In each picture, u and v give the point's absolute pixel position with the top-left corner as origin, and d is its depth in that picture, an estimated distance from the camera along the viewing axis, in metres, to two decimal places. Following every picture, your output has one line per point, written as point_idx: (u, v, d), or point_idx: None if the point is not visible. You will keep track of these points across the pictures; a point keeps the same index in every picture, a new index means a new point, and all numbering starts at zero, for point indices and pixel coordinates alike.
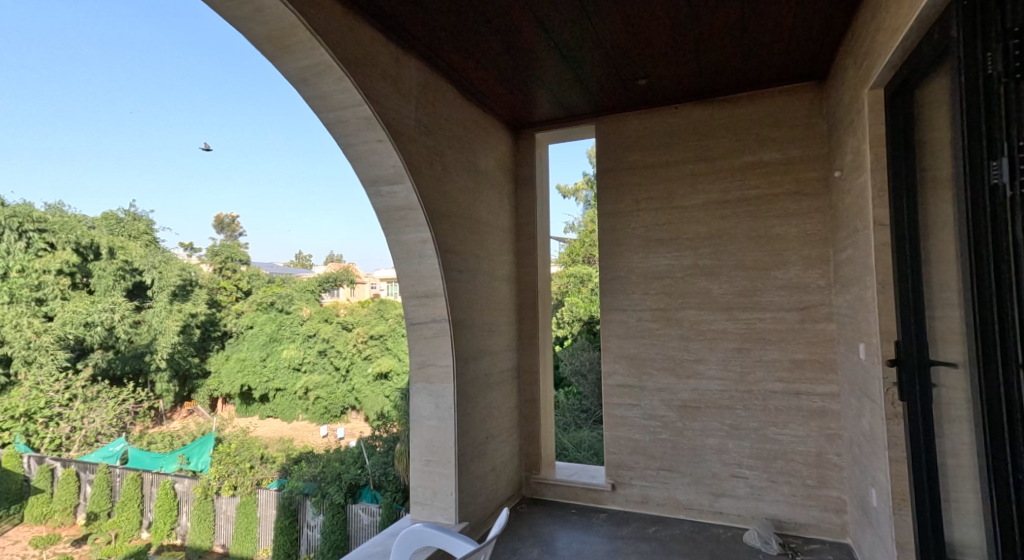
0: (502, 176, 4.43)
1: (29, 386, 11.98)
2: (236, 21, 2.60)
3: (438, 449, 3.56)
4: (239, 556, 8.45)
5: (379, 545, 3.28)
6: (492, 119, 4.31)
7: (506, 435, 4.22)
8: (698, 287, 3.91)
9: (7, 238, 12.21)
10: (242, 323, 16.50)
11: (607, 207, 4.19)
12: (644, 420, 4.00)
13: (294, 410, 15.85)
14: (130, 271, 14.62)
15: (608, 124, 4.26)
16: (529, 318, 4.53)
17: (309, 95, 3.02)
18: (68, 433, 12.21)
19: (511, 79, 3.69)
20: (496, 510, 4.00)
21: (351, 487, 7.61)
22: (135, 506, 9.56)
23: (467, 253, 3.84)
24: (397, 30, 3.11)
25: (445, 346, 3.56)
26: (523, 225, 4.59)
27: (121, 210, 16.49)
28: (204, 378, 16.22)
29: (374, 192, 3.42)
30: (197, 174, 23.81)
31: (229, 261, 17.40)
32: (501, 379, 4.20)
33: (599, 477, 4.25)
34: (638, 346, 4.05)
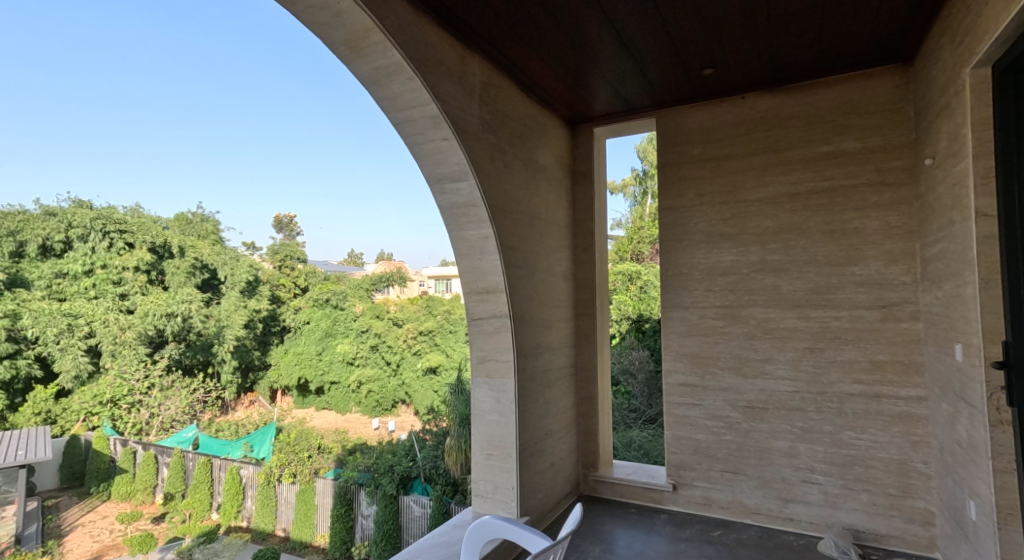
0: (560, 173, 4.39)
1: (114, 375, 12.79)
2: (314, 27, 2.71)
3: (499, 443, 3.58)
4: (299, 542, 8.82)
5: (443, 535, 3.35)
6: (551, 115, 4.27)
7: (564, 431, 4.21)
8: (766, 283, 3.75)
9: (93, 239, 13.70)
10: (300, 318, 17.24)
11: (668, 201, 4.09)
12: (708, 421, 3.88)
13: (347, 402, 16.32)
14: (202, 268, 15.45)
15: (669, 117, 4.15)
16: (586, 315, 4.47)
17: (379, 95, 3.11)
18: (147, 419, 13.07)
19: (572, 73, 3.64)
20: (555, 506, 3.99)
21: (402, 479, 7.75)
22: (205, 488, 10.06)
23: (527, 250, 3.83)
24: (462, 29, 3.12)
25: (506, 341, 3.58)
26: (579, 222, 4.54)
27: (190, 212, 17.53)
28: (265, 370, 16.95)
29: (438, 189, 3.47)
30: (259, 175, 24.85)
31: (288, 259, 18.02)
32: (559, 376, 4.19)
33: (659, 476, 4.16)
34: (700, 344, 3.93)
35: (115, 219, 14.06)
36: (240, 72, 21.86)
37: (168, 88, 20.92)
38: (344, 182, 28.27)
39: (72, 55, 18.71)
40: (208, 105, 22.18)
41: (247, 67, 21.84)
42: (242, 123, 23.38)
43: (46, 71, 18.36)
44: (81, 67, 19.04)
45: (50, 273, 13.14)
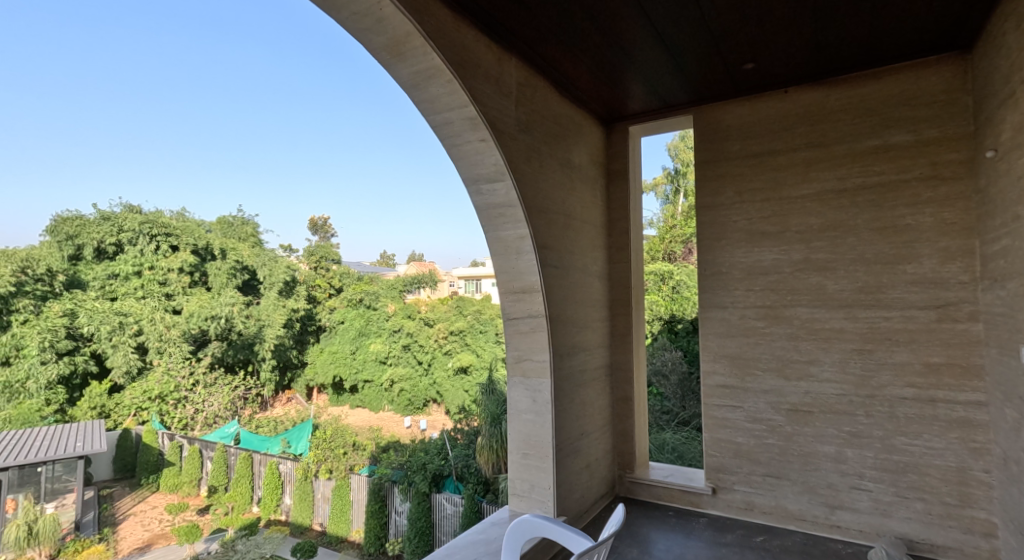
0: (595, 172, 4.35)
1: (162, 371, 13.23)
2: (357, 33, 2.77)
3: (535, 443, 3.57)
4: (335, 536, 8.98)
5: (480, 533, 3.37)
6: (586, 114, 4.24)
7: (599, 432, 4.17)
8: (811, 283, 3.64)
9: (141, 242, 14.45)
10: (334, 318, 17.67)
11: (706, 199, 4.01)
12: (749, 423, 3.78)
13: (381, 400, 16.53)
14: (242, 269, 16.12)
15: (706, 114, 4.07)
16: (621, 315, 4.42)
17: (419, 98, 3.14)
18: (192, 415, 13.33)
19: (608, 71, 3.60)
20: (591, 508, 3.96)
21: (435, 477, 7.80)
22: (247, 482, 10.38)
23: (562, 249, 3.81)
24: (499, 31, 3.13)
25: (542, 341, 3.57)
26: (614, 221, 4.49)
27: (230, 215, 18.07)
28: (301, 368, 17.39)
29: (475, 190, 3.48)
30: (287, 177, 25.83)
31: (323, 261, 18.53)
32: (594, 376, 4.16)
33: (697, 480, 4.09)
34: (741, 345, 3.84)
35: (161, 223, 14.76)
36: (278, 78, 22.26)
37: (217, 91, 21.43)
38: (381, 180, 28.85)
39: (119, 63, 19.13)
40: (250, 109, 22.82)
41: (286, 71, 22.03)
42: (278, 128, 24.04)
43: (95, 77, 19.01)
44: (136, 76, 19.63)
45: (103, 275, 13.97)
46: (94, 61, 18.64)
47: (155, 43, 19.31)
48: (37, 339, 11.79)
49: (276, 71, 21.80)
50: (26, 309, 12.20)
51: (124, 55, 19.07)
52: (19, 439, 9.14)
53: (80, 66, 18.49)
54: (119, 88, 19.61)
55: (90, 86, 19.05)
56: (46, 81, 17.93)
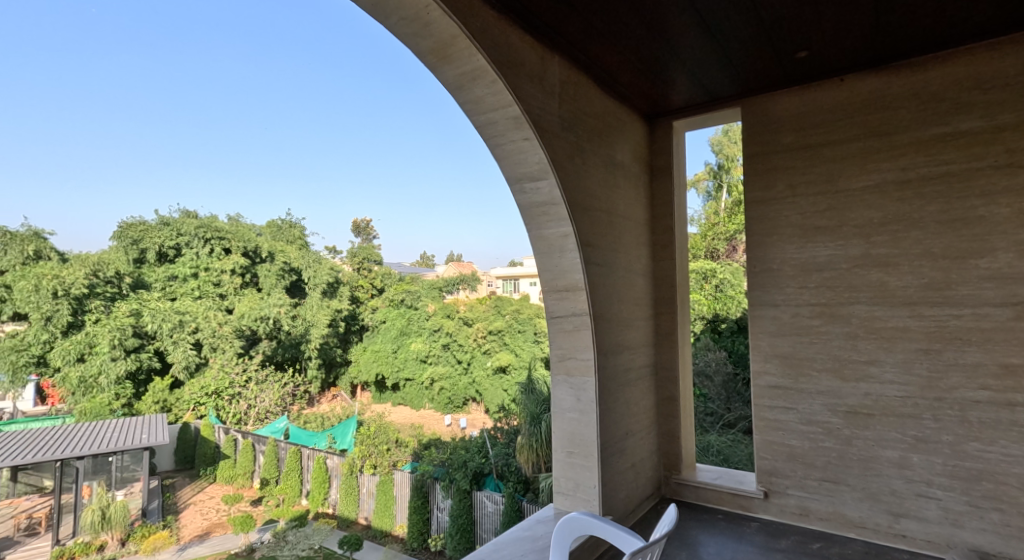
0: (639, 168, 4.28)
1: (217, 368, 13.71)
2: (405, 37, 2.80)
3: (580, 441, 3.54)
4: (381, 530, 9.16)
5: (526, 530, 3.37)
6: (629, 111, 4.18)
7: (644, 433, 4.09)
8: (871, 279, 3.47)
9: (196, 246, 15.22)
10: (377, 317, 18.21)
11: (757, 194, 3.88)
12: (803, 426, 3.63)
13: (421, 399, 16.82)
14: (289, 271, 16.71)
15: (755, 105, 3.93)
16: (666, 314, 4.33)
17: (463, 100, 3.15)
18: (246, 409, 13.74)
19: (654, 66, 3.53)
20: (637, 508, 3.90)
21: (475, 474, 7.83)
22: (296, 476, 10.64)
23: (606, 247, 3.76)
24: (542, 30, 3.13)
25: (586, 340, 3.53)
26: (659, 218, 4.40)
27: (280, 218, 18.77)
28: (346, 366, 17.90)
29: (518, 189, 3.48)
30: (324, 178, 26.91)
31: (365, 261, 19.23)
32: (639, 376, 4.08)
33: (747, 483, 3.97)
34: (794, 344, 3.70)
35: (214, 228, 15.50)
36: (331, 99, 22.63)
37: (268, 100, 21.85)
38: (421, 175, 29.50)
39: (186, 91, 19.72)
40: (297, 116, 23.32)
41: (337, 91, 21.97)
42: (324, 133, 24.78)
43: (154, 100, 19.50)
44: (192, 95, 19.96)
45: (164, 277, 14.70)
46: (155, 86, 18.98)
47: (226, 74, 19.69)
48: (108, 337, 12.41)
49: (326, 89, 21.70)
50: (97, 309, 12.95)
51: (184, 82, 19.26)
52: (87, 430, 9.71)
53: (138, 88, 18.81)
54: (179, 109, 20.32)
55: (149, 106, 19.58)
56: (109, 99, 18.65)
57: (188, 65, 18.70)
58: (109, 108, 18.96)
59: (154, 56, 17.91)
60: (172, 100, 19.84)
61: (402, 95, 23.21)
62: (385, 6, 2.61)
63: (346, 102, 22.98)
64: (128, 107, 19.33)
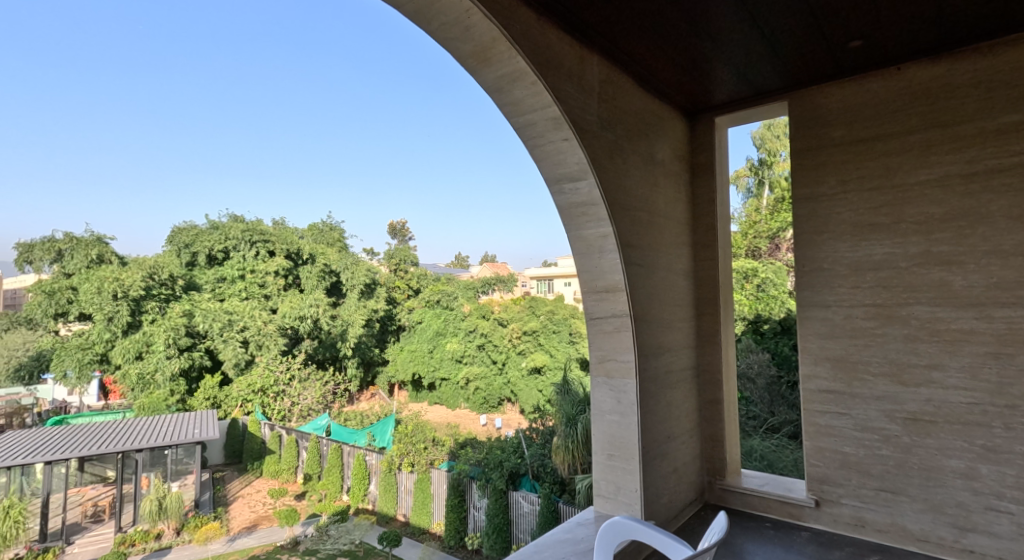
0: (679, 167, 4.17)
1: (263, 366, 13.96)
2: (445, 42, 2.81)
3: (620, 444, 3.48)
4: (418, 528, 9.26)
5: (567, 532, 3.33)
6: (670, 108, 4.09)
7: (687, 436, 4.00)
8: (931, 278, 3.29)
9: (243, 248, 15.73)
10: (413, 318, 18.52)
11: (805, 191, 3.74)
12: (857, 432, 3.48)
13: (457, 398, 17.00)
14: (329, 272, 17.09)
15: (804, 99, 3.79)
16: (708, 315, 4.21)
17: (502, 102, 3.14)
18: (289, 406, 14.06)
19: (698, 61, 3.44)
20: (680, 513, 3.81)
21: (511, 475, 7.83)
22: (337, 472, 10.88)
23: (646, 247, 3.69)
24: (583, 29, 3.09)
25: (627, 341, 3.47)
26: (700, 217, 4.29)
27: (321, 221, 19.30)
28: (384, 365, 18.23)
29: (557, 190, 3.44)
30: (361, 181, 27.54)
31: (403, 263, 19.58)
32: (681, 378, 3.98)
33: (797, 490, 3.83)
34: (846, 347, 3.54)
35: (259, 231, 15.99)
36: (370, 107, 22.99)
37: (308, 111, 22.44)
38: (456, 177, 29.83)
39: (234, 102, 20.54)
40: (336, 124, 23.87)
41: (375, 100, 22.34)
42: (361, 141, 25.41)
43: (204, 114, 20.41)
44: (239, 104, 20.70)
45: (214, 279, 15.41)
46: (203, 101, 19.73)
47: (271, 86, 20.40)
48: (163, 336, 12.92)
49: (365, 99, 22.05)
50: (153, 310, 13.56)
51: (230, 93, 19.99)
52: (145, 424, 10.16)
53: (189, 104, 19.68)
54: (224, 118, 21.06)
55: (196, 117, 20.39)
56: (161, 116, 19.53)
57: (236, 79, 19.44)
58: (163, 124, 19.88)
59: (206, 73, 18.65)
60: (221, 112, 20.69)
61: (439, 101, 23.42)
62: (426, 12, 2.62)
63: (383, 110, 23.38)
64: (181, 122, 20.26)
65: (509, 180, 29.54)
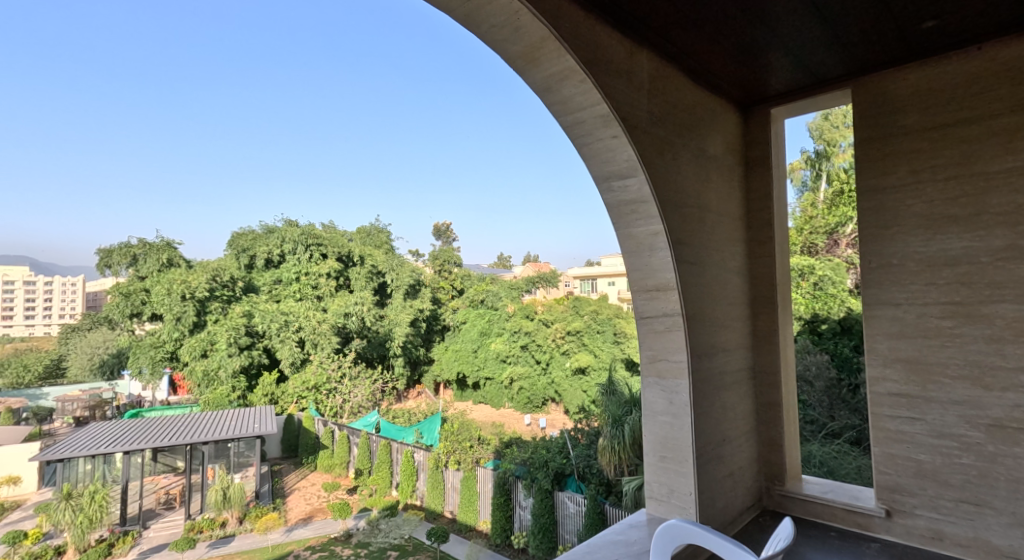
0: (733, 161, 4.03)
1: (317, 365, 14.35)
2: (495, 44, 2.79)
3: (673, 445, 3.38)
4: (465, 525, 9.30)
5: (619, 534, 3.27)
6: (723, 101, 3.95)
7: (743, 439, 3.85)
8: (1016, 275, 3.05)
9: (298, 251, 16.22)
10: (457, 318, 18.87)
11: (871, 182, 3.55)
12: (933, 439, 3.26)
13: (501, 397, 17.18)
14: (376, 274, 17.57)
15: (869, 86, 3.59)
16: (765, 314, 4.04)
17: (551, 101, 3.10)
18: (340, 404, 14.29)
19: (755, 51, 3.31)
20: (737, 518, 3.68)
21: (557, 475, 7.76)
22: (386, 468, 11.06)
23: (699, 245, 3.57)
24: (634, 24, 3.02)
25: (679, 341, 3.37)
26: (755, 212, 4.12)
27: (370, 223, 19.81)
28: (429, 365, 18.56)
29: (606, 187, 3.38)
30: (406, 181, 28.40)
31: (446, 264, 20.26)
32: (736, 379, 3.84)
33: (865, 498, 3.63)
34: (920, 348, 3.32)
35: (314, 235, 16.46)
36: (415, 110, 23.35)
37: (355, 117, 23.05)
38: (500, 179, 30.03)
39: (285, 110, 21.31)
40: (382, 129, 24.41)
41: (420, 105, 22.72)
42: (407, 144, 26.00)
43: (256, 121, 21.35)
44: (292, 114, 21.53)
45: (271, 281, 16.11)
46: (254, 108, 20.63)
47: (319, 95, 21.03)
48: (225, 335, 13.48)
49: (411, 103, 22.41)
50: (216, 310, 14.28)
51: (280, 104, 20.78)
52: (209, 418, 10.68)
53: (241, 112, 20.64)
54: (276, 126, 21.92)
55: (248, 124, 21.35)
56: None
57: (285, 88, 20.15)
58: None
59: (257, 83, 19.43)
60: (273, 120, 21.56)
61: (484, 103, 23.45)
62: (476, 15, 2.61)
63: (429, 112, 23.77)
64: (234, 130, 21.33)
65: (553, 179, 29.60)
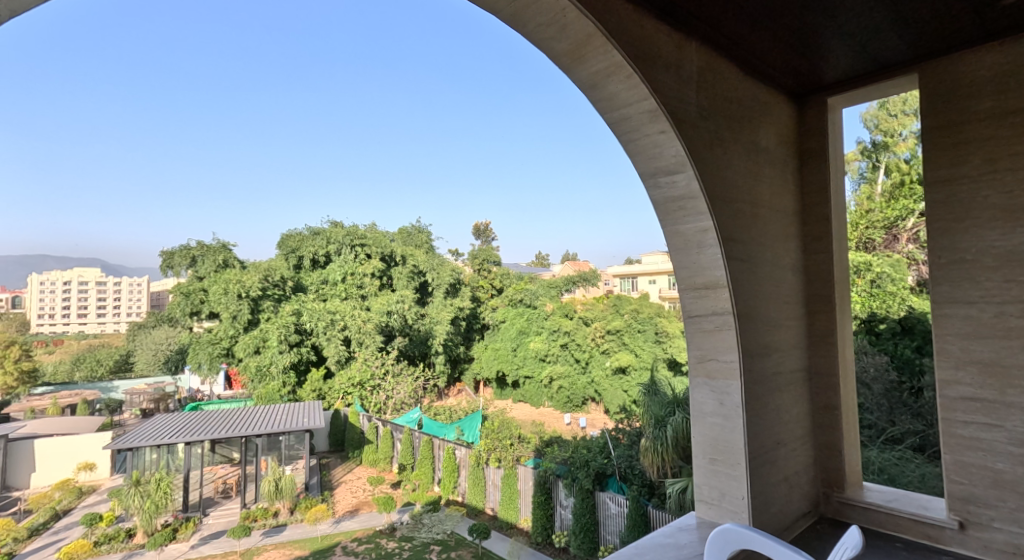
0: (786, 154, 3.86)
1: (361, 362, 14.62)
2: (539, 42, 2.76)
3: (724, 448, 3.27)
4: (507, 522, 9.31)
5: (668, 537, 3.19)
6: (776, 91, 3.79)
7: (799, 443, 3.69)
8: None
9: (345, 252, 16.61)
10: (496, 317, 18.95)
11: (941, 172, 3.34)
12: (1013, 448, 3.03)
13: (541, 396, 17.20)
14: (417, 273, 17.84)
15: (937, 70, 3.38)
16: (821, 313, 3.86)
17: (596, 98, 3.05)
18: (384, 399, 14.48)
19: (811, 37, 3.16)
20: (793, 526, 3.53)
21: (598, 475, 7.68)
22: (428, 464, 11.17)
23: (750, 241, 3.44)
24: (682, 15, 2.93)
25: (730, 340, 3.25)
26: (810, 206, 3.94)
27: (410, 224, 20.11)
28: (469, 363, 18.71)
29: (652, 184, 3.30)
30: None
31: (485, 262, 20.34)
32: (790, 381, 3.68)
33: (934, 508, 3.43)
34: (996, 350, 3.10)
35: (359, 235, 16.87)
36: None
37: None
38: None
39: None
40: None
41: None
42: None
43: None
44: None
45: (318, 281, 16.58)
46: None
47: None
48: (276, 332, 13.88)
49: None
50: (268, 309, 14.81)
51: None
52: (262, 411, 11.07)
53: None
54: None
55: None
56: None
57: None
58: None
59: None
60: None
61: None
62: (522, 15, 2.58)
63: None
64: None
65: None
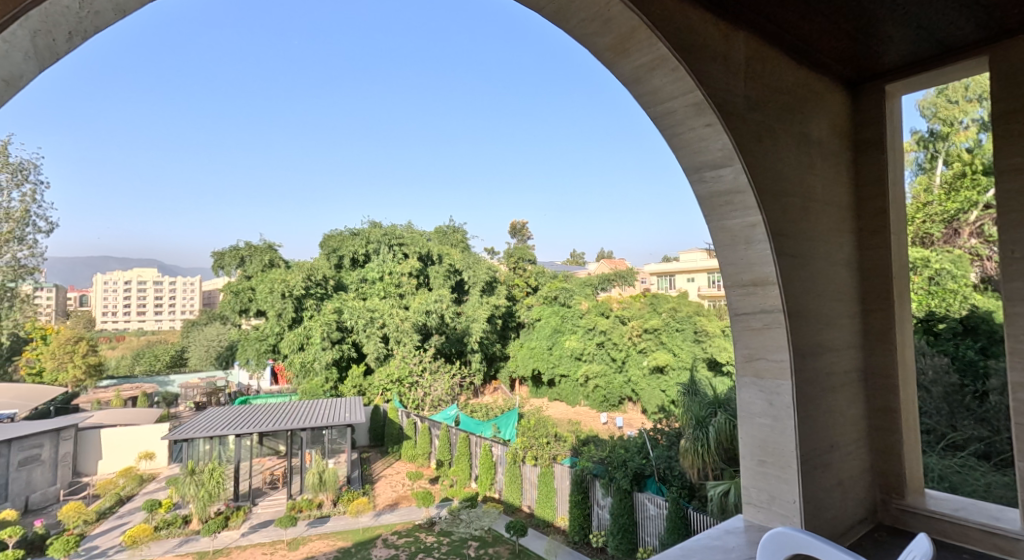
0: (839, 145, 3.70)
1: (399, 359, 14.85)
2: (581, 37, 2.72)
3: (775, 449, 3.15)
4: (543, 521, 9.26)
5: (715, 539, 3.10)
6: (829, 80, 3.63)
7: (854, 446, 3.53)
8: None
9: (383, 252, 17.09)
10: (531, 315, 18.91)
11: (1014, 161, 3.12)
12: None
13: (577, 395, 17.07)
14: (454, 272, 18.01)
15: (1008, 52, 3.17)
16: (878, 311, 3.67)
17: (639, 93, 2.98)
18: (422, 396, 14.83)
19: (868, 22, 3.01)
20: (848, 532, 3.38)
21: (636, 475, 7.56)
22: (465, 460, 11.23)
23: (801, 236, 3.31)
24: (729, 3, 2.84)
25: (780, 339, 3.13)
26: (866, 199, 3.76)
27: (445, 224, 20.30)
28: (505, 361, 18.87)
29: (697, 178, 3.22)
30: None
31: (520, 261, 20.49)
32: (844, 381, 3.53)
33: (1005, 519, 3.22)
34: None
35: (396, 235, 17.35)
36: None
37: None
38: None
39: None
40: None
41: None
42: None
43: None
44: None
45: (358, 280, 16.90)
46: None
47: None
48: (319, 329, 14.22)
49: None
50: (312, 307, 15.07)
51: None
52: (307, 406, 11.35)
53: None
54: None
55: None
56: None
57: None
58: None
59: None
60: None
61: None
62: (565, 11, 2.56)
63: None
64: None
65: None
